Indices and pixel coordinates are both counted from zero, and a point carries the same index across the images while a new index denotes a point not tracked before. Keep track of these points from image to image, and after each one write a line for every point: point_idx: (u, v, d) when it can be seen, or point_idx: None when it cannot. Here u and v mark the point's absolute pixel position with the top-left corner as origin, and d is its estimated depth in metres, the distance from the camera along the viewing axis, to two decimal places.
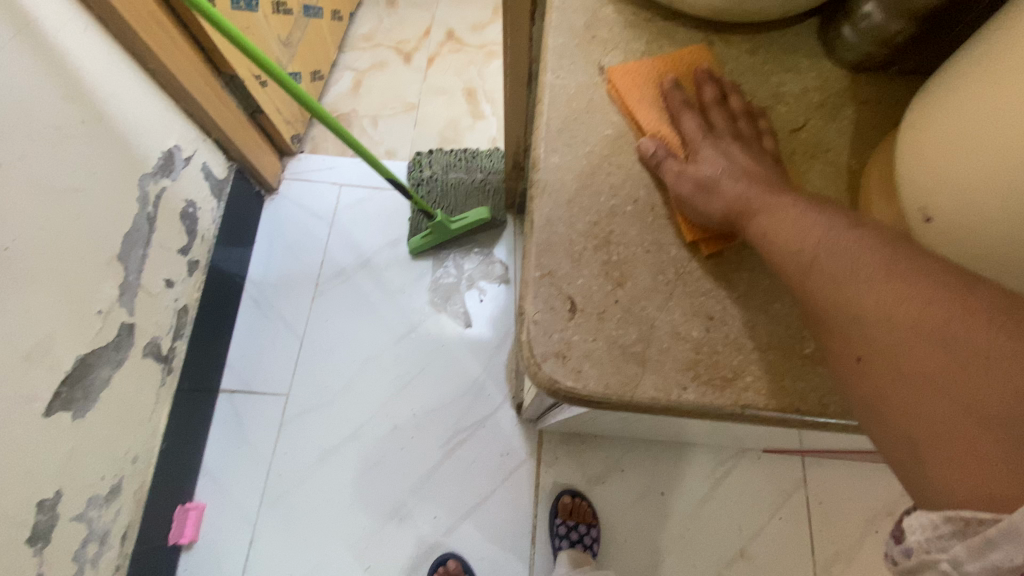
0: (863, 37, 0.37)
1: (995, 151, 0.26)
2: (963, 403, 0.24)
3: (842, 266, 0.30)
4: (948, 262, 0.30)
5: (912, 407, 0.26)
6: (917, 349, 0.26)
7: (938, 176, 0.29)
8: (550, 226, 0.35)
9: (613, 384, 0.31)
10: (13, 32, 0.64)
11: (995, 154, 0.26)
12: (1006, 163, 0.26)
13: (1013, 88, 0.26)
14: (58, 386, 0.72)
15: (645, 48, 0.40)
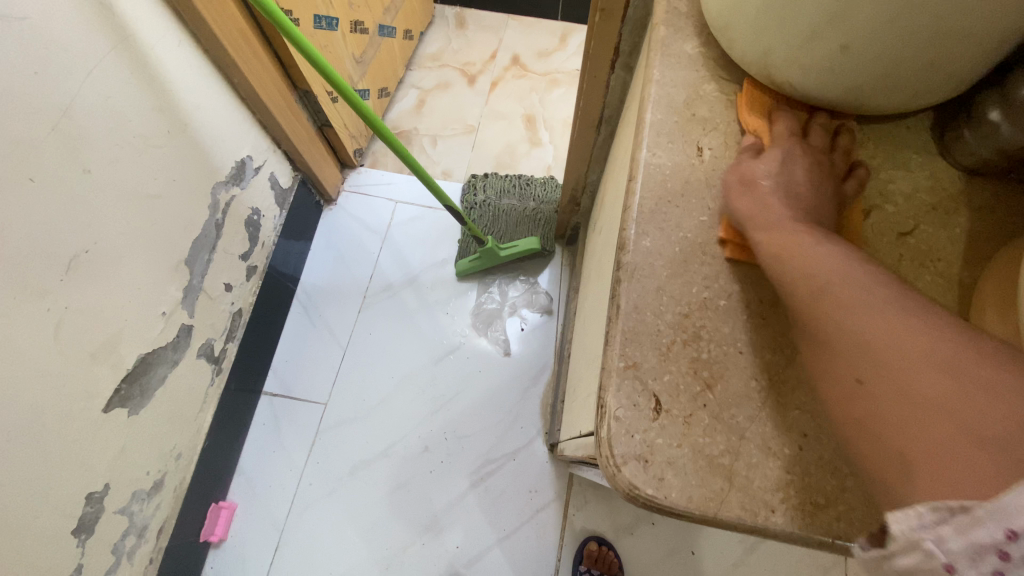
0: (984, 144, 0.35)
1: None
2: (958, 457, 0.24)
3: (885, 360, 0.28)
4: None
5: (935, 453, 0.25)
6: (959, 453, 0.24)
7: None
8: (637, 313, 0.34)
9: (697, 499, 0.30)
10: (113, 47, 0.68)
11: None
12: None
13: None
14: (118, 384, 0.75)
15: (746, 131, 0.39)
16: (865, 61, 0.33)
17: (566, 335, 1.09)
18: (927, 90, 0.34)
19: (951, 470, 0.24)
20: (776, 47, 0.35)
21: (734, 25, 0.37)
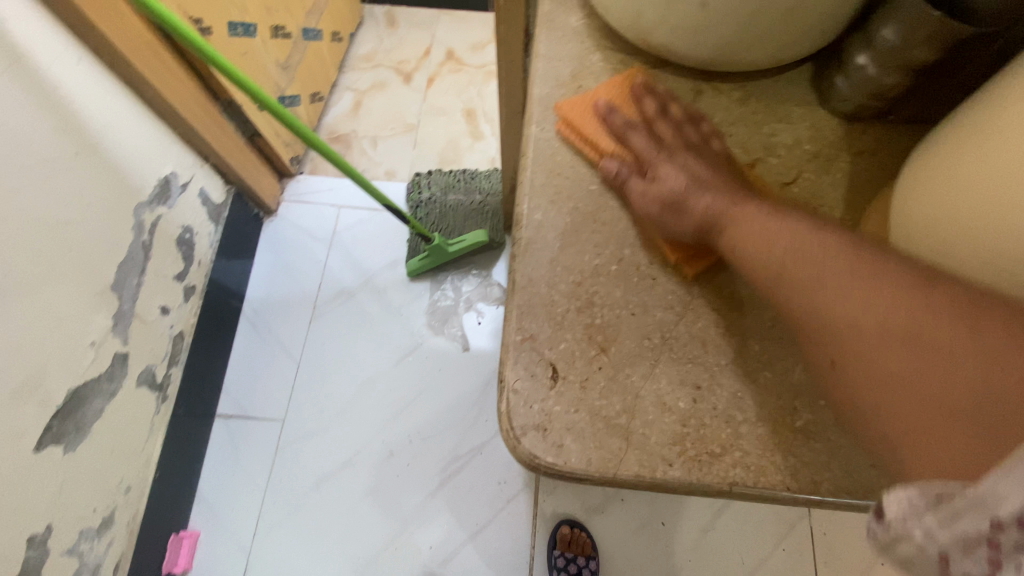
0: (856, 88, 0.36)
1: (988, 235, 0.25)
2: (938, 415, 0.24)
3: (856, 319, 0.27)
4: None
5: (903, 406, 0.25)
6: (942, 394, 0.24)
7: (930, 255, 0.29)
8: (532, 287, 0.34)
9: (596, 461, 0.30)
10: (3, 68, 0.64)
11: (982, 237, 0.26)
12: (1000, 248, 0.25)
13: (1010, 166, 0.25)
14: (49, 421, 0.72)
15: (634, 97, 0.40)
16: (726, 17, 0.33)
17: None
18: (792, 42, 0.35)
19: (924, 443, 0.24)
20: (645, 11, 0.36)
21: None
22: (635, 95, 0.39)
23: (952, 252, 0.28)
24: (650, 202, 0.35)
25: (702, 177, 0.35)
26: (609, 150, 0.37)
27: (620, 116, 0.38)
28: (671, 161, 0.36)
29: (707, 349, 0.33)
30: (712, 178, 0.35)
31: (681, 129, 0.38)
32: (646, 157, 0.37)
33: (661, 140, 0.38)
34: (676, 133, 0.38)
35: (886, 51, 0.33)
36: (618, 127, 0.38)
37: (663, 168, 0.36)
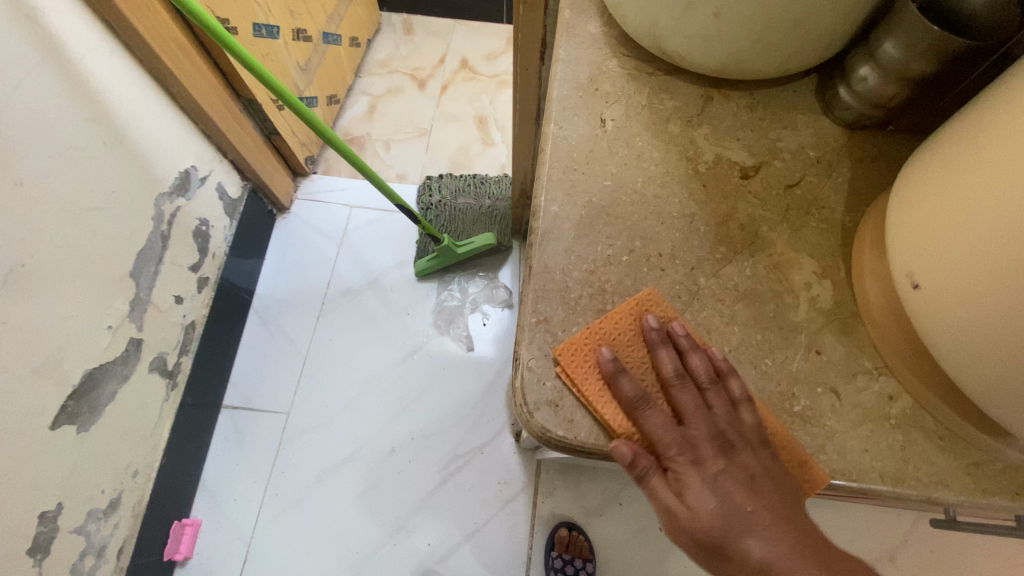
0: (858, 98, 0.39)
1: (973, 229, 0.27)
2: None
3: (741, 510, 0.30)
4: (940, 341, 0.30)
5: None
6: None
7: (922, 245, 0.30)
8: (548, 273, 0.36)
9: (604, 436, 0.32)
10: (41, 58, 0.67)
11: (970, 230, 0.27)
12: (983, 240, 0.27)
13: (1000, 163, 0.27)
14: (65, 400, 0.74)
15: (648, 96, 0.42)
16: (738, 27, 0.36)
17: None
18: (798, 53, 0.37)
19: None
20: (661, 20, 0.38)
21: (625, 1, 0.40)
22: (644, 335, 0.34)
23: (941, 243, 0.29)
24: (667, 506, 0.31)
25: (689, 431, 0.32)
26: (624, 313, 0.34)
27: (630, 330, 0.34)
28: (672, 410, 0.33)
29: (712, 336, 0.35)
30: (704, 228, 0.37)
31: (707, 404, 0.33)
32: (654, 381, 0.34)
33: (687, 433, 0.32)
34: (700, 409, 0.33)
35: (887, 63, 0.36)
36: (619, 337, 0.34)
37: (689, 487, 0.31)
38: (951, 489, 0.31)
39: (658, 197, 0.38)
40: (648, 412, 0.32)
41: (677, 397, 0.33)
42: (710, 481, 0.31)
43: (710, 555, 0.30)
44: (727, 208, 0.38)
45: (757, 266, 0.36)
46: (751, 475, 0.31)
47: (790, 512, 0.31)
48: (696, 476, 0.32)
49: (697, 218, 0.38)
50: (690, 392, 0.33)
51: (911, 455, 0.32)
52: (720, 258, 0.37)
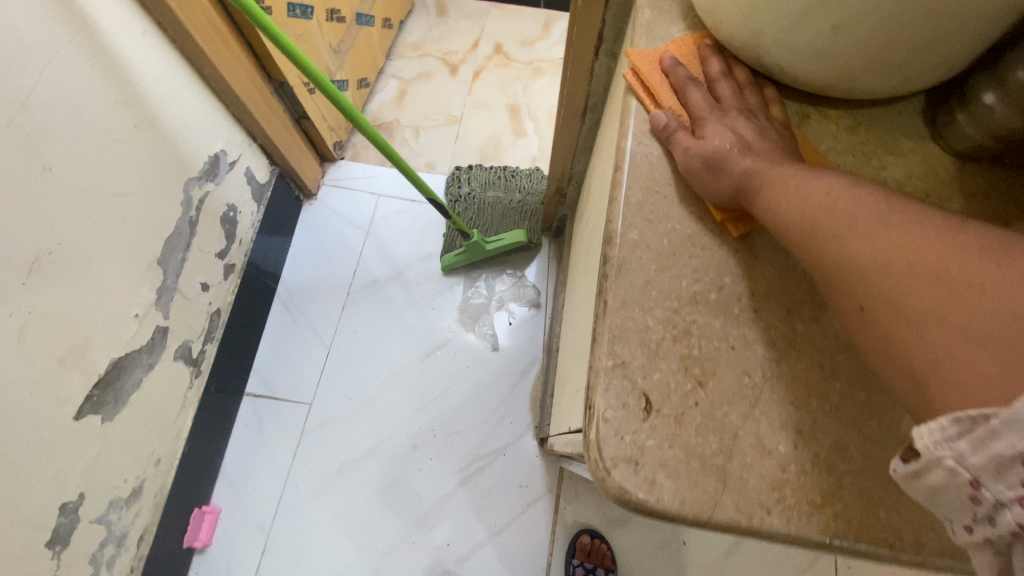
0: (977, 129, 0.34)
1: None
2: (968, 349, 0.24)
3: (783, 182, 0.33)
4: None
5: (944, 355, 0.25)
6: (938, 321, 0.26)
7: None
8: (625, 310, 0.33)
9: (690, 502, 0.29)
10: (71, 35, 0.64)
11: None
12: None
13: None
14: (90, 390, 0.72)
15: (739, 104, 0.38)
16: (858, 45, 0.31)
17: (555, 330, 1.07)
18: (917, 77, 0.33)
19: (981, 369, 0.24)
20: (767, 31, 0.34)
21: (722, 7, 0.35)
22: (704, 54, 0.40)
23: None
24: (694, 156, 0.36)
25: (726, 105, 0.38)
26: (666, 103, 0.39)
27: (683, 69, 0.39)
28: (722, 121, 0.37)
29: (810, 392, 0.31)
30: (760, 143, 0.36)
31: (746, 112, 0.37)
32: (699, 113, 0.38)
33: (721, 102, 0.38)
34: (739, 108, 0.37)
35: (1016, 88, 0.31)
36: (682, 79, 0.39)
37: (716, 133, 0.36)
38: None
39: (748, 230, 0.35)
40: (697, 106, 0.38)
41: (718, 87, 0.39)
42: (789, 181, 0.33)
43: (708, 171, 0.35)
44: None
45: None
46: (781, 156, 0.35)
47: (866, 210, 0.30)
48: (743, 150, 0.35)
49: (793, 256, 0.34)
50: (737, 138, 0.36)
51: None
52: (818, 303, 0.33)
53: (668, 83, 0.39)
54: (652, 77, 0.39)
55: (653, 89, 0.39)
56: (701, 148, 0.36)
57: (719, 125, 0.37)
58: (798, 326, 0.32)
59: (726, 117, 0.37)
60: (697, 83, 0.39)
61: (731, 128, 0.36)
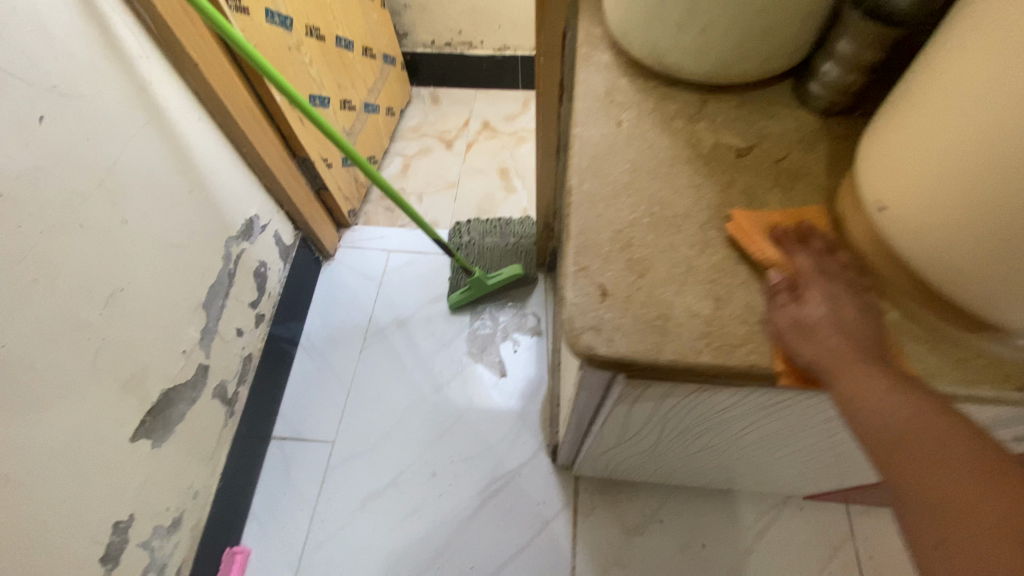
0: (827, 89, 0.48)
1: (930, 150, 0.33)
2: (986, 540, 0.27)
3: (846, 317, 0.36)
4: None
5: (965, 539, 0.28)
6: (943, 470, 0.30)
7: (897, 177, 0.35)
8: (584, 234, 0.44)
9: (641, 349, 0.39)
10: (148, 118, 0.82)
11: (930, 154, 0.33)
12: (937, 160, 0.32)
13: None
14: (143, 415, 0.82)
15: (841, 277, 0.38)
16: (717, 42, 0.46)
17: (557, 350, 1.16)
18: (766, 60, 0.47)
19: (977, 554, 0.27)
20: (659, 42, 0.49)
21: (630, 33, 0.51)
22: (805, 231, 0.41)
23: (901, 181, 0.35)
24: (816, 360, 0.36)
25: (843, 311, 0.36)
26: (771, 258, 0.40)
27: (801, 254, 0.40)
28: (824, 282, 0.38)
29: (723, 273, 0.41)
30: (684, 165, 0.48)
31: (845, 293, 0.38)
32: (801, 275, 0.38)
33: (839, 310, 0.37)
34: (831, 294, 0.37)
35: (845, 57, 0.44)
36: (792, 249, 0.40)
37: (813, 292, 0.37)
38: (939, 378, 0.38)
39: (668, 174, 0.47)
40: (800, 252, 0.40)
41: (798, 259, 0.39)
42: (830, 294, 0.37)
43: (807, 334, 0.37)
44: (727, 178, 0.46)
45: (756, 221, 0.44)
46: (851, 321, 0.36)
47: (904, 382, 0.33)
48: (822, 287, 0.37)
49: (703, 187, 0.46)
50: (822, 284, 0.38)
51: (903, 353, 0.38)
52: (724, 216, 0.44)
53: (776, 248, 0.41)
54: (760, 244, 0.41)
55: (761, 249, 0.41)
56: (805, 315, 0.37)
57: (821, 288, 0.37)
58: (710, 232, 0.44)
59: (645, 152, 0.49)
60: (817, 274, 0.38)
61: (827, 296, 0.37)
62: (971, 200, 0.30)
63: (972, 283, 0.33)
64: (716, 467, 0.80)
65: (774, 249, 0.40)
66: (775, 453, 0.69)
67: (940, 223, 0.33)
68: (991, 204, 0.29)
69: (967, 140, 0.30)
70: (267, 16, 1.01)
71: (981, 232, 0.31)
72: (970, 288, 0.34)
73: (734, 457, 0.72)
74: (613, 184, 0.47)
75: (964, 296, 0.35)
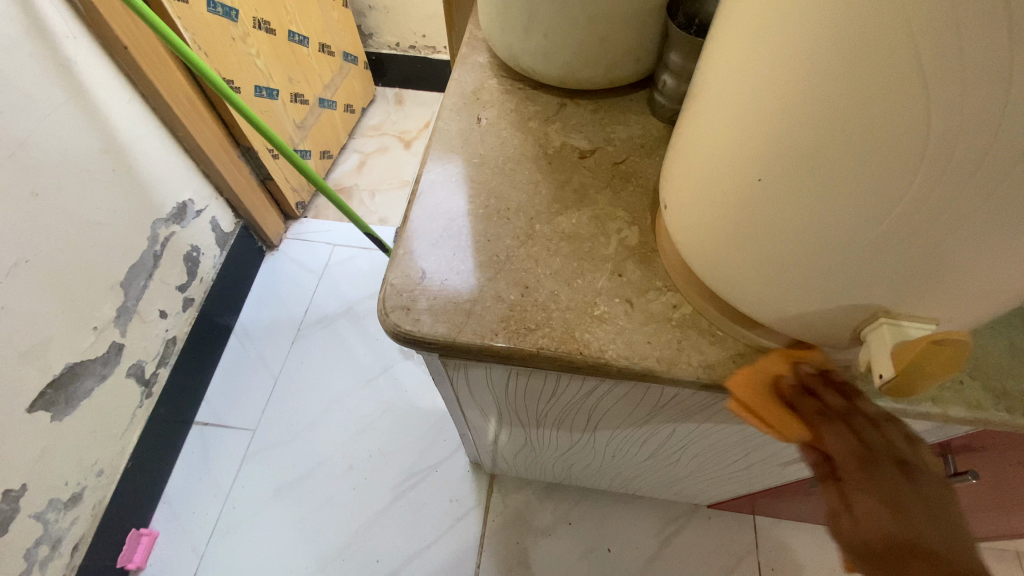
0: (670, 101, 0.50)
1: (692, 147, 0.35)
2: None
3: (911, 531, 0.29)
4: (760, 210, 0.30)
5: None
6: None
7: (677, 174, 0.38)
8: (419, 221, 0.46)
9: (444, 329, 0.40)
10: (70, 95, 0.83)
11: (692, 151, 0.35)
12: (696, 155, 0.34)
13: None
14: (44, 387, 0.82)
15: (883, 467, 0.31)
16: (560, 48, 0.48)
17: None
18: (611, 68, 0.50)
19: None
20: (512, 44, 0.51)
21: (492, 35, 0.53)
22: (802, 387, 0.35)
23: (679, 178, 0.37)
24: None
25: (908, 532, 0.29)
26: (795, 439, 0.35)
27: (827, 434, 0.33)
28: (867, 487, 0.31)
29: (538, 264, 0.44)
30: (527, 163, 0.50)
31: (894, 493, 0.30)
32: (843, 473, 0.32)
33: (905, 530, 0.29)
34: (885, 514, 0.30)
35: (678, 70, 0.47)
36: (818, 435, 0.34)
37: (856, 501, 0.31)
38: (715, 370, 0.39)
39: (511, 171, 0.49)
40: (826, 426, 0.33)
41: (824, 439, 0.33)
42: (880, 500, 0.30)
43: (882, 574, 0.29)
44: (565, 178, 0.49)
45: (581, 218, 0.46)
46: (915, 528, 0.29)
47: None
48: (866, 491, 0.31)
49: (540, 184, 0.48)
50: (867, 492, 0.31)
51: (685, 345, 0.40)
52: (553, 212, 0.47)
53: (794, 422, 0.35)
54: (780, 423, 0.36)
55: (781, 429, 0.36)
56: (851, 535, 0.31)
57: (866, 491, 0.31)
58: (537, 226, 0.46)
59: (496, 149, 0.51)
60: (860, 464, 0.32)
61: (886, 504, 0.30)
62: (715, 191, 0.33)
63: (727, 275, 0.35)
64: (603, 468, 0.82)
65: (799, 430, 0.35)
66: (647, 453, 0.70)
67: (701, 216, 0.35)
68: (729, 193, 0.31)
69: (712, 134, 0.32)
70: (209, 5, 1.03)
71: (725, 221, 0.33)
72: (727, 280, 0.36)
73: (612, 455, 0.74)
74: (457, 176, 0.49)
75: (726, 291, 0.37)
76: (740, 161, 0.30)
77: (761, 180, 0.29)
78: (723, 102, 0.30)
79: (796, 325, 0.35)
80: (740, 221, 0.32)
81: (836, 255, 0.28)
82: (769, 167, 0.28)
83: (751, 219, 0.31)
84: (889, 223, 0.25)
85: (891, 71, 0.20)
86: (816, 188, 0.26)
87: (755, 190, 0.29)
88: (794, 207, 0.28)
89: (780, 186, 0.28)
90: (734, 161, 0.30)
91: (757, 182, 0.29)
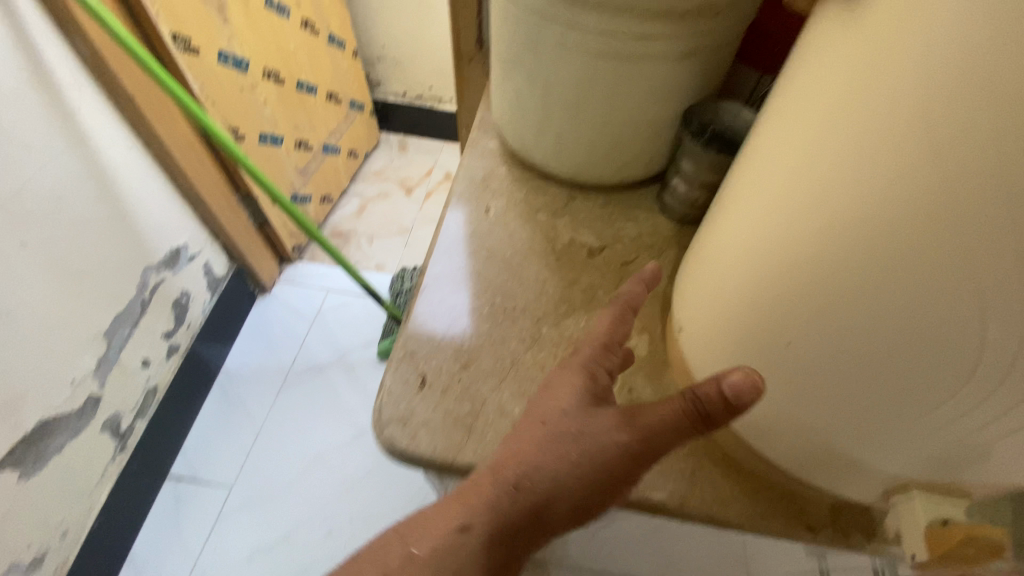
0: (681, 204, 0.49)
1: (708, 286, 0.34)
2: None
3: None
4: (790, 369, 0.29)
5: None
6: None
7: (690, 304, 0.37)
8: (422, 320, 0.44)
9: (441, 449, 0.38)
10: (71, 145, 0.82)
11: (709, 290, 0.34)
12: (713, 297, 0.34)
13: (811, 97, 0.25)
14: (13, 445, 0.78)
15: None
16: (572, 148, 0.48)
17: None
18: (623, 168, 0.49)
19: None
20: (524, 138, 0.51)
21: (504, 126, 0.53)
22: None
23: (693, 309, 0.37)
24: None
25: None
26: None
27: None
28: None
29: (544, 373, 0.42)
30: (535, 259, 0.49)
31: None
32: None
33: None
34: None
35: (689, 176, 0.47)
36: None
37: None
38: (728, 509, 0.37)
39: (519, 266, 0.48)
40: None
41: None
42: None
43: None
44: (573, 277, 0.48)
45: (589, 323, 0.45)
46: None
47: None
48: None
49: (548, 283, 0.47)
50: None
51: (697, 478, 0.38)
52: (560, 313, 0.45)
53: None
54: None
55: None
56: None
57: None
58: (544, 328, 0.44)
59: (503, 241, 0.50)
60: None
61: None
62: (736, 339, 0.32)
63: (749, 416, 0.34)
64: None
65: None
66: None
67: (721, 356, 0.34)
68: (755, 346, 0.31)
69: (733, 282, 0.31)
70: (220, 57, 1.04)
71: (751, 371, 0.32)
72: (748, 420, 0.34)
73: None
74: (463, 270, 0.48)
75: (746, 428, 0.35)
76: (768, 320, 0.29)
77: (790, 344, 0.28)
78: (748, 256, 0.30)
79: (821, 470, 0.33)
80: (768, 375, 0.31)
81: (874, 424, 0.27)
82: (803, 334, 0.27)
83: (781, 377, 0.30)
84: (925, 396, 0.24)
85: (948, 280, 0.20)
86: (851, 341, 0.25)
87: (785, 352, 0.29)
88: (828, 376, 0.27)
89: (814, 354, 0.27)
90: (764, 289, 0.29)
91: (787, 346, 0.28)
